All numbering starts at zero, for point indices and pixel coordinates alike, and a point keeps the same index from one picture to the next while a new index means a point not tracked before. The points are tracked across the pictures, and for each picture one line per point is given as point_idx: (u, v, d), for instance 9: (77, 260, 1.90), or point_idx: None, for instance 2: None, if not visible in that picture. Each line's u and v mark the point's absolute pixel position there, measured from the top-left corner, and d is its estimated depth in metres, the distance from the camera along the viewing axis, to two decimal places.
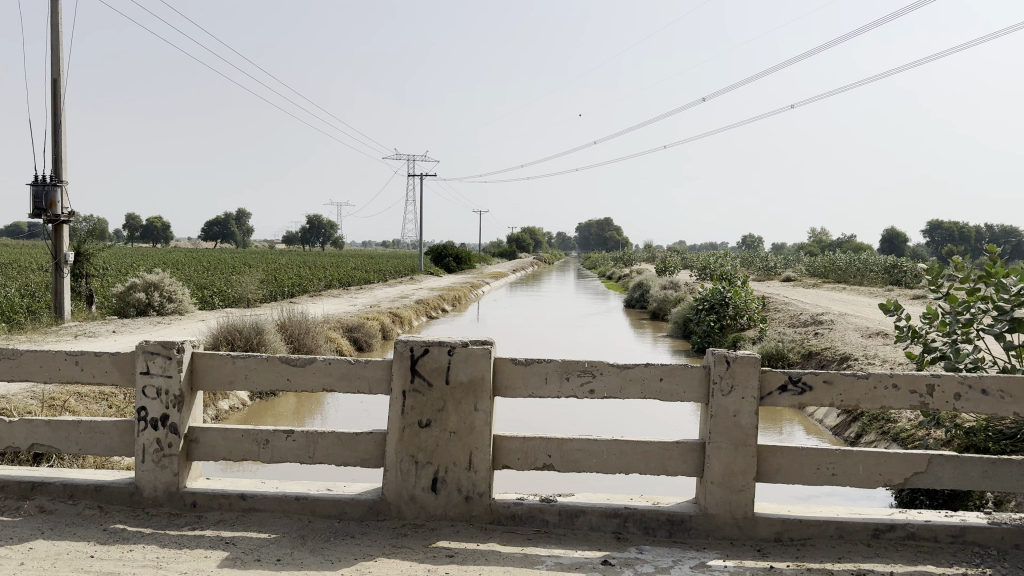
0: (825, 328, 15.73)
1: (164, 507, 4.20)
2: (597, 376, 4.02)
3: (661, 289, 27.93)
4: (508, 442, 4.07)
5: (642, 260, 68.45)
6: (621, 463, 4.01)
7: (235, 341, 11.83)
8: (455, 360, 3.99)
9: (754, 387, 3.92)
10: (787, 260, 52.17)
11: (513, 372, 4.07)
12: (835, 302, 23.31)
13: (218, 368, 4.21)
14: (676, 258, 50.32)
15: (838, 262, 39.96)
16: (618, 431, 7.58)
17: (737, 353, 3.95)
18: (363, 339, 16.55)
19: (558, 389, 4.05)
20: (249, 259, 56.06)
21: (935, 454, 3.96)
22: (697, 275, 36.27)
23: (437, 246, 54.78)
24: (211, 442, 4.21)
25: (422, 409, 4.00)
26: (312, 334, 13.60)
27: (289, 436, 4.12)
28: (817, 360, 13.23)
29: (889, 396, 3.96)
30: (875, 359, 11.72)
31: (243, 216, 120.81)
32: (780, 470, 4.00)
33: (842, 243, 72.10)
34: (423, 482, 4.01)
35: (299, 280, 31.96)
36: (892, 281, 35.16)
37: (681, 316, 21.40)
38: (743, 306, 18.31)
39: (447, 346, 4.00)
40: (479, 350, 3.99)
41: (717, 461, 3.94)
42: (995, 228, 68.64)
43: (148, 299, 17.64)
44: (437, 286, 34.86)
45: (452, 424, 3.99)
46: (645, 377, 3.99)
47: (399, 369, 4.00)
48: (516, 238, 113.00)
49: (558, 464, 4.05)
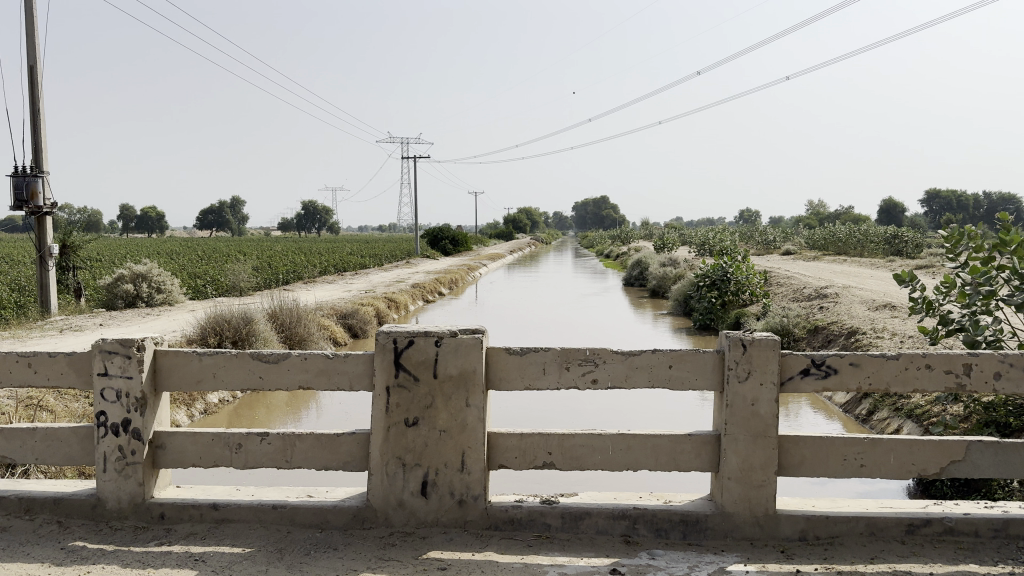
0: (830, 301, 15.38)
1: (129, 521, 3.85)
2: (600, 364, 3.66)
3: (660, 266, 27.52)
4: (503, 440, 3.71)
5: (640, 238, 68.04)
6: (628, 460, 3.65)
7: (224, 332, 11.48)
8: (443, 352, 3.62)
9: (773, 373, 3.56)
10: (786, 234, 51.81)
11: (507, 363, 3.70)
12: (837, 273, 22.98)
13: (184, 367, 3.84)
14: (674, 234, 49.88)
15: (837, 234, 39.60)
16: (622, 420, 7.26)
17: (754, 336, 3.57)
18: (358, 325, 16.22)
19: (557, 380, 3.68)
20: (244, 246, 55.69)
21: (973, 440, 3.60)
22: (696, 251, 35.89)
23: (433, 229, 54.30)
24: (180, 448, 3.86)
25: (409, 406, 3.63)
26: (304, 321, 13.25)
27: (263, 439, 3.77)
28: (823, 335, 12.88)
29: (922, 378, 3.59)
30: (884, 333, 11.38)
31: (238, 203, 120.02)
32: (804, 462, 3.64)
33: (841, 215, 71.62)
34: (411, 486, 3.65)
35: (294, 266, 31.60)
36: (893, 252, 34.79)
37: (681, 294, 21.03)
38: (745, 282, 17.90)
39: (434, 336, 3.62)
40: (469, 341, 3.62)
41: (734, 454, 3.58)
42: (992, 196, 68.27)
43: (136, 291, 17.23)
44: (434, 269, 34.50)
45: (441, 422, 3.63)
46: (653, 364, 3.63)
47: (381, 363, 3.62)
48: (512, 220, 112.82)
49: (559, 462, 3.69)
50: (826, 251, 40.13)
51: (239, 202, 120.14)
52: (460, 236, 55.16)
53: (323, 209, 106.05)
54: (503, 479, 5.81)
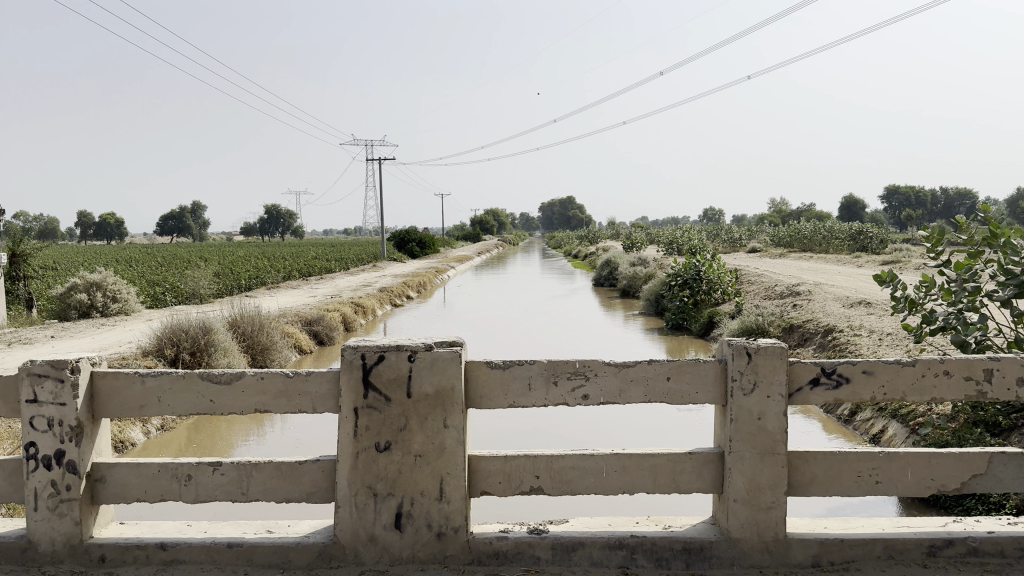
0: (803, 298, 15.26)
1: (64, 565, 3.40)
2: (591, 378, 3.32)
3: (630, 266, 27.36)
4: (486, 464, 3.34)
5: (607, 238, 68.02)
6: (623, 483, 3.32)
7: (181, 343, 10.94)
8: (418, 368, 3.25)
9: (781, 384, 3.24)
10: (750, 231, 52.17)
11: (488, 379, 3.35)
12: (806, 270, 23.02)
13: (125, 391, 3.42)
14: (641, 233, 49.83)
15: (802, 230, 39.92)
16: (601, 436, 6.95)
17: (758, 344, 3.26)
18: (324, 332, 15.75)
19: (544, 397, 3.34)
20: (204, 251, 54.70)
21: (996, 452, 3.33)
22: (663, 250, 35.80)
23: (399, 232, 53.64)
24: (122, 482, 3.43)
25: (380, 429, 3.25)
26: (266, 330, 12.74)
27: (216, 470, 3.40)
28: (799, 333, 12.73)
29: (940, 386, 3.31)
30: (861, 331, 11.25)
31: (199, 208, 117.83)
32: (815, 480, 3.34)
33: (804, 212, 72.38)
34: (384, 519, 3.27)
35: (256, 272, 30.84)
36: (857, 248, 35.06)
37: (652, 293, 20.83)
38: (717, 280, 17.70)
39: (408, 350, 3.25)
40: (447, 355, 3.25)
41: (740, 474, 3.26)
42: (950, 192, 69.60)
43: (90, 301, 16.51)
44: (401, 273, 33.95)
45: (417, 446, 3.25)
46: (650, 377, 3.30)
47: (348, 382, 3.24)
48: (478, 221, 112.39)
49: (548, 487, 3.34)
50: (792, 247, 40.37)
51: (200, 207, 118.06)
52: (427, 239, 54.60)
53: (287, 213, 104.66)
54: (483, 505, 5.47)
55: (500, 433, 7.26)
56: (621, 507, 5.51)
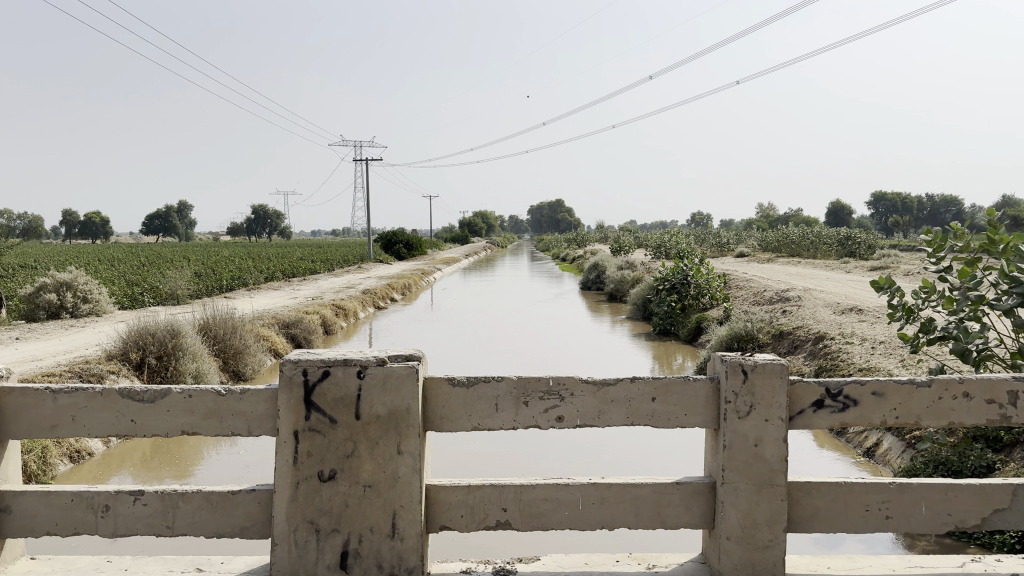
0: (793, 304, 14.95)
1: None
2: (566, 398, 2.93)
3: (618, 270, 26.99)
4: (446, 494, 2.94)
5: (595, 242, 67.77)
6: (602, 517, 2.92)
7: (148, 347, 10.46)
8: (368, 386, 2.84)
9: (782, 407, 2.86)
10: (738, 235, 51.95)
11: (450, 398, 2.94)
12: (794, 276, 22.76)
13: (34, 410, 2.99)
14: (628, 236, 49.55)
15: (789, 235, 39.75)
16: (585, 458, 6.53)
17: (756, 360, 2.87)
18: (301, 335, 15.30)
19: (513, 418, 2.94)
20: (188, 251, 54.11)
21: (1020, 484, 2.96)
22: (651, 253, 35.48)
23: (386, 234, 53.03)
24: (30, 513, 3.00)
25: (324, 456, 2.85)
26: (240, 333, 12.26)
27: (138, 500, 2.98)
28: (789, 340, 12.38)
29: (958, 410, 2.93)
30: (853, 339, 10.91)
31: (185, 207, 116.72)
32: (817, 515, 2.95)
33: (791, 217, 72.35)
34: (328, 558, 2.85)
35: (238, 273, 30.19)
36: (845, 253, 34.82)
37: (640, 297, 20.45)
38: (705, 285, 17.32)
39: (357, 366, 2.84)
40: (402, 371, 2.84)
41: (733, 509, 2.87)
42: (936, 198, 69.76)
43: (59, 301, 15.96)
44: (386, 275, 33.42)
45: (366, 475, 2.84)
46: (632, 397, 2.91)
47: (287, 402, 2.84)
48: (466, 224, 111.92)
49: (517, 521, 2.93)
50: (779, 252, 40.21)
51: (186, 206, 116.90)
52: (414, 241, 54.06)
53: (273, 213, 103.93)
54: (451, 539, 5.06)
55: (475, 451, 6.83)
56: (602, 542, 5.12)
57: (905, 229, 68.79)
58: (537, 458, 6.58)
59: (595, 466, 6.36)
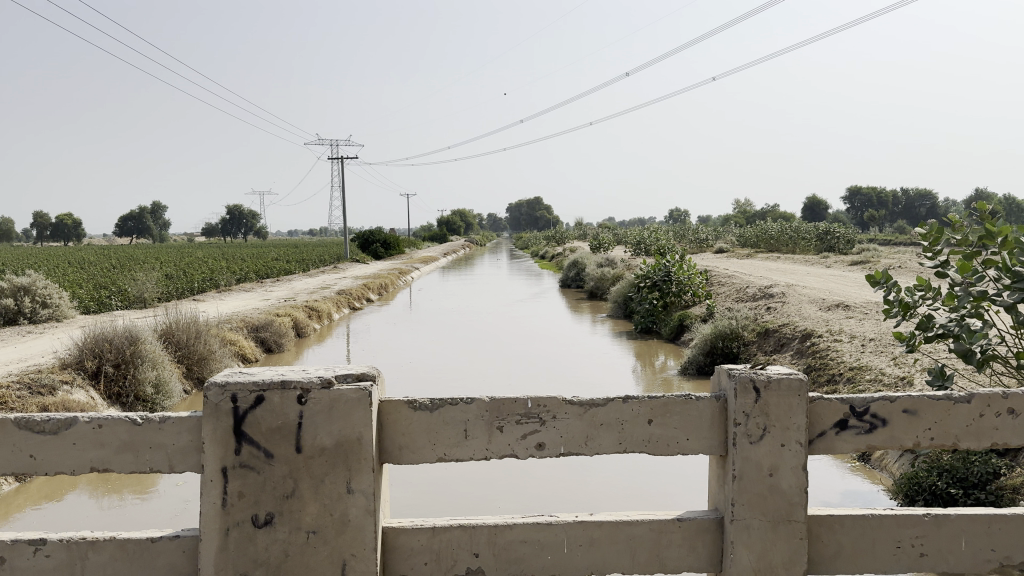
0: (777, 300, 14.63)
1: None
2: (547, 422, 2.48)
3: (598, 267, 26.65)
4: (406, 539, 2.48)
5: (574, 239, 67.42)
6: (591, 561, 2.48)
7: (104, 354, 9.88)
8: (311, 414, 2.38)
9: (800, 429, 2.43)
10: (716, 232, 51.82)
11: (409, 424, 2.49)
12: (775, 271, 22.56)
13: None
14: (608, 233, 49.27)
15: (768, 231, 39.67)
16: (569, 474, 6.16)
17: (768, 375, 2.44)
18: (271, 339, 14.77)
19: (484, 447, 2.49)
20: (162, 253, 53.12)
21: None
22: (631, 250, 35.19)
23: (363, 233, 52.27)
24: None
25: (259, 496, 2.39)
26: (204, 338, 11.74)
27: (39, 551, 2.49)
28: (775, 338, 12.05)
29: (1001, 430, 2.53)
30: (842, 336, 10.56)
31: (159, 208, 114.96)
32: (840, 553, 2.53)
33: (769, 213, 72.56)
34: None
35: (210, 274, 29.42)
36: (824, 248, 34.70)
37: (620, 295, 20.08)
38: (687, 282, 16.93)
39: (296, 390, 2.37)
40: (351, 395, 2.38)
41: (745, 550, 2.44)
42: (910, 193, 70.50)
43: (17, 306, 15.27)
44: (364, 275, 32.79)
45: (310, 519, 2.38)
46: (625, 419, 2.48)
47: (214, 434, 2.38)
48: (445, 222, 111.28)
49: (492, 569, 2.48)
50: (758, 248, 40.12)
51: (160, 207, 115.37)
52: (392, 240, 53.43)
53: (249, 213, 102.56)
54: None
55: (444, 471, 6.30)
56: None
57: (881, 224, 69.20)
58: (513, 475, 6.10)
59: (580, 483, 5.92)
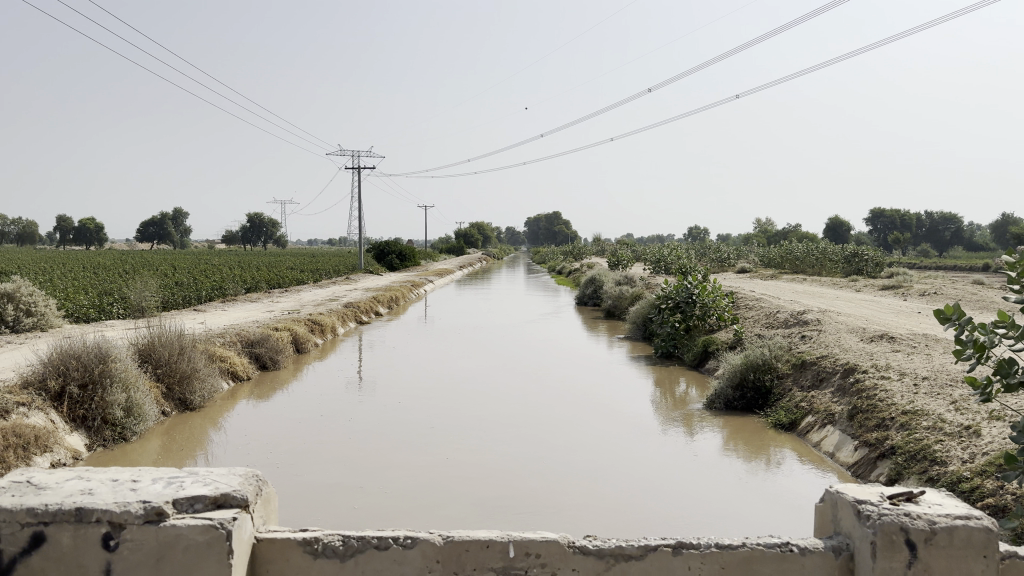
0: (812, 327, 13.51)
1: None
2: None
3: (616, 285, 25.48)
4: None
5: (592, 255, 66.01)
6: None
7: (69, 373, 8.91)
8: (122, 556, 2.32)
9: None
10: (738, 250, 50.11)
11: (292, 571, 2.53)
12: (807, 295, 21.23)
13: None
14: (628, 251, 47.87)
15: (794, 251, 38.17)
16: None
17: (942, 529, 2.39)
18: (266, 355, 13.78)
19: None
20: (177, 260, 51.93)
21: None
22: (652, 267, 33.83)
23: (377, 243, 51.27)
24: None
25: None
26: (188, 354, 10.77)
27: None
28: (812, 371, 10.80)
29: None
30: (890, 373, 9.39)
31: (179, 212, 114.45)
32: None
33: (791, 233, 70.87)
34: None
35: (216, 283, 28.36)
36: (852, 270, 33.19)
37: (639, 316, 18.98)
38: (712, 305, 15.72)
39: (106, 527, 2.31)
40: (201, 536, 2.32)
41: None
42: (935, 216, 68.65)
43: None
44: (375, 286, 31.56)
45: None
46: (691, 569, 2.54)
47: None
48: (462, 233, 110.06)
49: None
50: (782, 268, 38.65)
51: (179, 212, 114.68)
52: (408, 251, 52.30)
53: (267, 220, 101.80)
54: None
55: None
56: None
57: (907, 246, 67.36)
58: None
59: None
